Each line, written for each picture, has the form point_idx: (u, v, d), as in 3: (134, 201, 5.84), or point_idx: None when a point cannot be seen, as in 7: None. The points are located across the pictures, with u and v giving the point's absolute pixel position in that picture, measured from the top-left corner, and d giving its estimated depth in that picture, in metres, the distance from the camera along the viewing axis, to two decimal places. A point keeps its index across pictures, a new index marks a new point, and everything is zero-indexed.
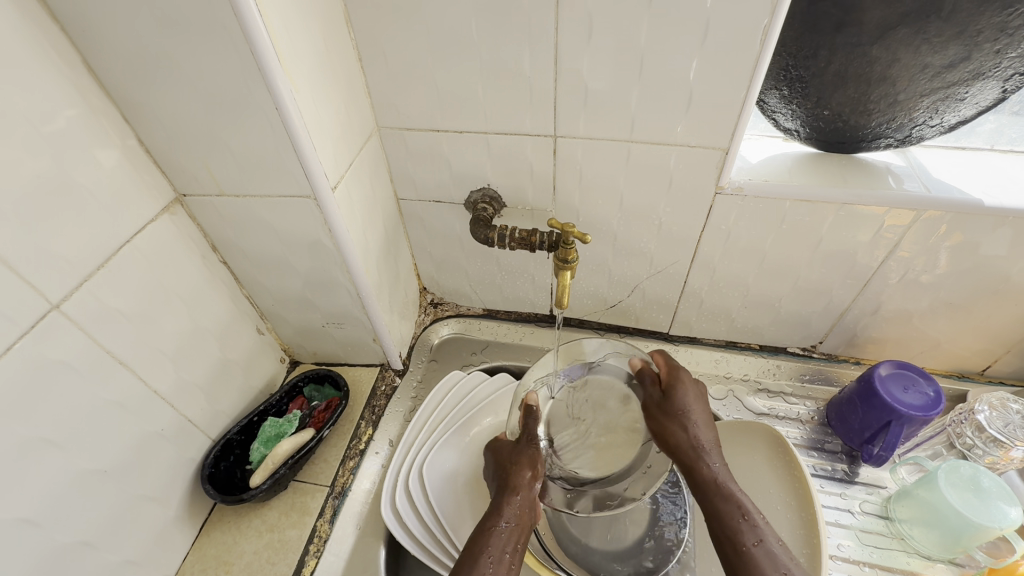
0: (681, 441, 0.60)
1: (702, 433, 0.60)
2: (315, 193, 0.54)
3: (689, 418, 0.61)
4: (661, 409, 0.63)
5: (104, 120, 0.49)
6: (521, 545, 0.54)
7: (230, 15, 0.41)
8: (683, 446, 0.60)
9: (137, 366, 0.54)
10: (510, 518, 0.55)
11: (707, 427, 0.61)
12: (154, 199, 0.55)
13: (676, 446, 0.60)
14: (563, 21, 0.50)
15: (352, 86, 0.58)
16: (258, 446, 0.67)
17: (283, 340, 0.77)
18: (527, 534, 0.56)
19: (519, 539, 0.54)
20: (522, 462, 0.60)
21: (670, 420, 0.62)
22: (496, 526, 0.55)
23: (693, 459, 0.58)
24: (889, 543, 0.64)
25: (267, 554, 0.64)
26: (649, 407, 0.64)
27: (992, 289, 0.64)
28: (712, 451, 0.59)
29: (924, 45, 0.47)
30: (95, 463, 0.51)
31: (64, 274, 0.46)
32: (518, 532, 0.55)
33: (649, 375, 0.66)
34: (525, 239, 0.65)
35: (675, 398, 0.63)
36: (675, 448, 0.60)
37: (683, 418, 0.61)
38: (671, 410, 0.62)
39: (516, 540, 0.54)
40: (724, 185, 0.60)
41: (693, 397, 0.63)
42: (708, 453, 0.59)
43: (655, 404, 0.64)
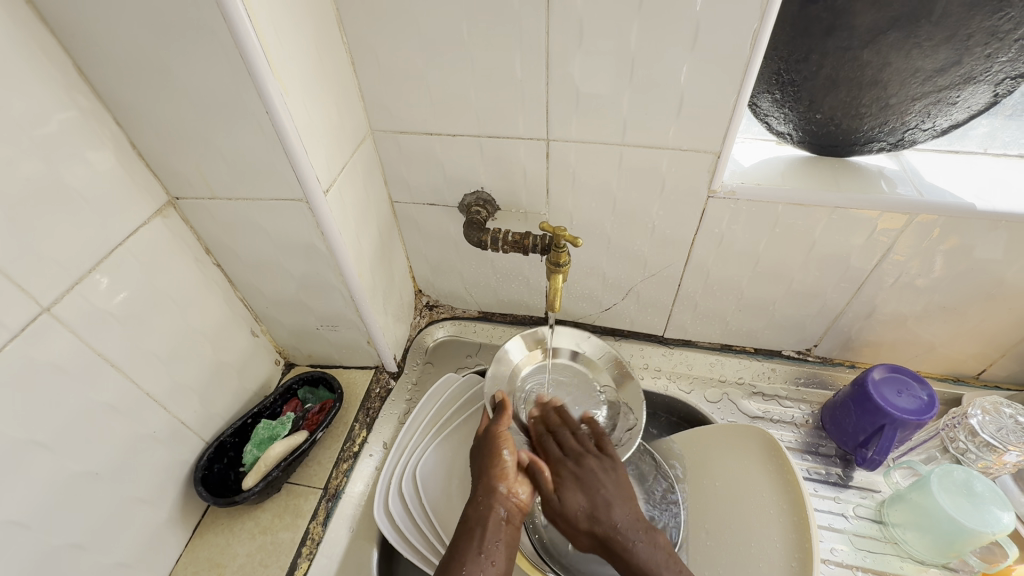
0: (568, 510, 0.57)
1: (578, 499, 0.57)
2: (307, 197, 0.54)
3: (608, 490, 0.58)
4: (575, 475, 0.60)
5: (97, 124, 0.49)
6: (502, 543, 0.53)
7: (219, 19, 0.42)
8: (601, 525, 0.55)
9: (130, 369, 0.54)
10: (489, 517, 0.54)
11: (626, 506, 0.56)
12: (147, 203, 0.55)
13: (603, 533, 0.54)
14: (554, 25, 0.51)
15: (345, 89, 0.58)
16: (252, 448, 0.67)
17: (278, 343, 0.78)
18: (513, 530, 0.55)
19: (504, 536, 0.54)
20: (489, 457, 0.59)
21: (569, 495, 0.58)
22: (475, 525, 0.54)
23: (620, 536, 0.54)
24: (883, 547, 0.64)
25: (260, 556, 0.64)
26: (559, 475, 0.60)
27: (986, 293, 0.64)
28: (615, 503, 0.56)
29: (915, 49, 0.47)
30: (87, 465, 0.51)
31: (56, 277, 0.47)
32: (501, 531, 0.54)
33: (541, 466, 0.60)
34: (518, 242, 0.65)
35: (591, 471, 0.59)
36: (587, 517, 0.56)
37: (591, 491, 0.57)
38: (567, 479, 0.59)
39: (496, 539, 0.53)
40: (716, 188, 0.60)
41: (608, 460, 0.61)
42: (628, 533, 0.54)
43: (556, 474, 0.60)
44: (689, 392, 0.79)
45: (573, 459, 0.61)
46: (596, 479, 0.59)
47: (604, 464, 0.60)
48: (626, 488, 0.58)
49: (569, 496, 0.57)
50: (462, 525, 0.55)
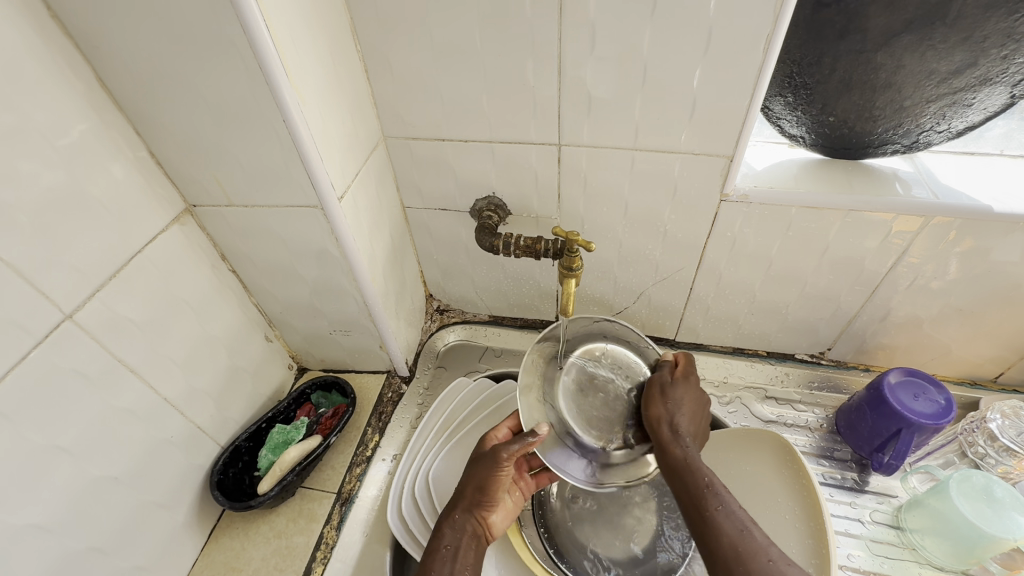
0: (660, 415, 0.56)
1: (662, 411, 0.56)
2: (322, 203, 0.55)
3: (681, 411, 0.56)
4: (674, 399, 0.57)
5: (116, 134, 0.50)
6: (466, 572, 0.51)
7: (237, 30, 0.42)
8: (668, 434, 0.54)
9: (147, 375, 0.55)
10: (460, 540, 0.53)
11: (695, 421, 0.56)
12: (165, 211, 0.56)
13: (665, 431, 0.54)
14: (566, 32, 0.51)
15: (358, 96, 0.58)
16: (267, 452, 0.68)
17: (291, 348, 0.78)
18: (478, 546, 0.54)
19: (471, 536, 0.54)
20: (482, 475, 0.56)
21: (656, 410, 0.57)
22: (446, 546, 0.52)
23: (678, 444, 0.52)
24: (901, 553, 0.63)
25: (275, 561, 0.64)
26: (658, 390, 0.59)
27: (1003, 295, 0.63)
28: (692, 428, 0.55)
29: (930, 52, 0.47)
30: (106, 469, 0.52)
31: (77, 285, 0.47)
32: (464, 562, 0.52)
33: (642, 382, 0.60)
34: (530, 246, 0.66)
35: (680, 388, 0.58)
36: (662, 423, 0.55)
37: (673, 406, 0.56)
38: (653, 392, 0.59)
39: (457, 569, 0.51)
40: (729, 192, 0.60)
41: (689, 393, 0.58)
42: (687, 438, 0.53)
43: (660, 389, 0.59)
44: None
45: (670, 382, 0.59)
46: (683, 407, 0.56)
47: (690, 401, 0.57)
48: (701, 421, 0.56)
49: (654, 409, 0.57)
50: (434, 539, 0.53)
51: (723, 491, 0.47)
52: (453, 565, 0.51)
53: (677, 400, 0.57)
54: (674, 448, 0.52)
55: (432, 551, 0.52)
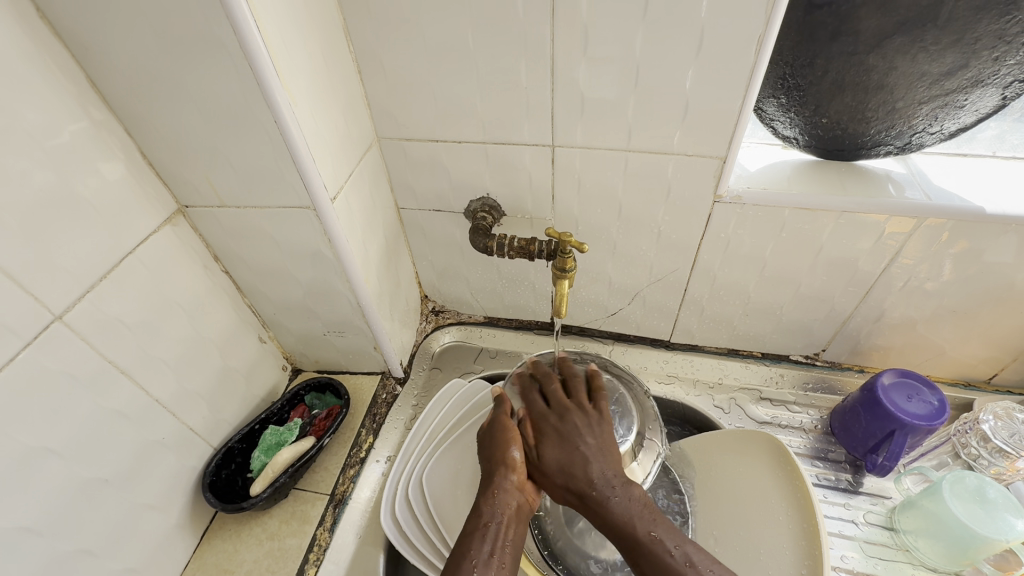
0: (545, 467, 0.53)
1: (555, 455, 0.53)
2: (314, 204, 0.55)
3: (586, 443, 0.54)
4: (557, 431, 0.55)
5: (108, 134, 0.50)
6: (509, 547, 0.50)
7: (228, 30, 0.42)
8: (578, 481, 0.52)
9: (139, 376, 0.55)
10: (500, 518, 0.51)
11: (595, 448, 0.53)
12: (157, 212, 0.56)
13: (578, 474, 0.52)
14: (558, 33, 0.51)
15: (351, 97, 0.58)
16: (260, 453, 0.67)
17: (285, 349, 0.78)
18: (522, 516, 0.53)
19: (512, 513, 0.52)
20: (501, 449, 0.56)
21: (550, 454, 0.54)
22: (486, 524, 0.50)
23: (597, 491, 0.51)
24: (895, 554, 0.63)
25: (267, 562, 0.64)
26: (539, 430, 0.56)
27: (996, 296, 0.63)
28: (593, 458, 0.52)
29: (922, 53, 0.47)
30: (96, 471, 0.52)
31: (67, 285, 0.47)
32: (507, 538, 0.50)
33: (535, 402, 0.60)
34: (524, 248, 0.66)
35: (573, 418, 0.56)
36: (563, 472, 0.52)
37: (577, 442, 0.54)
38: (547, 435, 0.55)
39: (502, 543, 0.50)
40: (722, 194, 0.60)
41: (595, 415, 0.57)
42: (604, 486, 0.51)
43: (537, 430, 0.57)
44: (697, 398, 0.78)
45: (554, 412, 0.57)
46: (576, 438, 0.54)
47: (589, 420, 0.56)
48: (606, 442, 0.54)
49: (548, 454, 0.54)
50: (473, 520, 0.52)
51: (660, 538, 0.47)
52: (493, 543, 0.49)
53: (565, 435, 0.55)
54: (597, 499, 0.50)
55: (471, 531, 0.50)
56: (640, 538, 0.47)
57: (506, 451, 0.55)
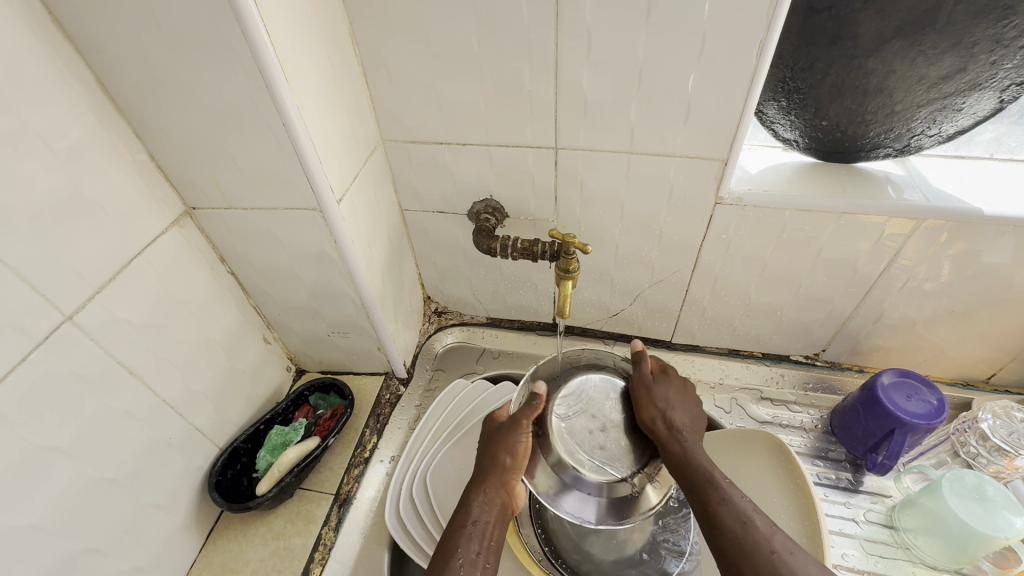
0: (646, 403, 0.58)
1: (659, 398, 0.58)
2: (321, 205, 0.55)
3: (682, 405, 0.59)
4: (658, 388, 0.60)
5: (116, 137, 0.50)
6: (493, 545, 0.52)
7: (238, 35, 0.43)
8: (666, 421, 0.56)
9: (146, 376, 0.55)
10: (487, 518, 0.54)
11: (687, 415, 0.58)
12: (165, 213, 0.56)
13: (669, 415, 0.57)
14: (562, 37, 0.52)
15: (357, 100, 0.59)
16: (265, 454, 0.68)
17: (289, 350, 0.78)
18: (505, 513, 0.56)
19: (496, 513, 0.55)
20: (499, 451, 0.58)
21: (654, 393, 0.59)
22: (473, 523, 0.53)
23: (680, 434, 0.55)
24: (895, 552, 0.64)
25: (273, 562, 0.64)
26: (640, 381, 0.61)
27: (994, 297, 0.64)
28: (686, 415, 0.58)
29: (920, 57, 0.48)
30: (105, 470, 0.52)
31: (77, 286, 0.48)
32: (491, 534, 0.53)
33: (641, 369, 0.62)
34: (527, 249, 0.66)
35: (677, 383, 0.61)
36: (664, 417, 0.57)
37: (668, 402, 0.58)
38: (651, 379, 0.61)
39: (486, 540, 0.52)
40: (723, 195, 0.61)
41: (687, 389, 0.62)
42: (685, 433, 0.55)
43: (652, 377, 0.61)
44: (699, 398, 0.79)
45: (665, 373, 0.63)
46: (678, 396, 0.60)
47: (686, 394, 0.61)
48: (693, 414, 0.60)
49: (651, 393, 0.59)
50: (459, 517, 0.54)
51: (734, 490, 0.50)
52: (480, 543, 0.51)
53: (669, 388, 0.60)
54: (679, 439, 0.55)
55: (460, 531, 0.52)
56: (713, 476, 0.51)
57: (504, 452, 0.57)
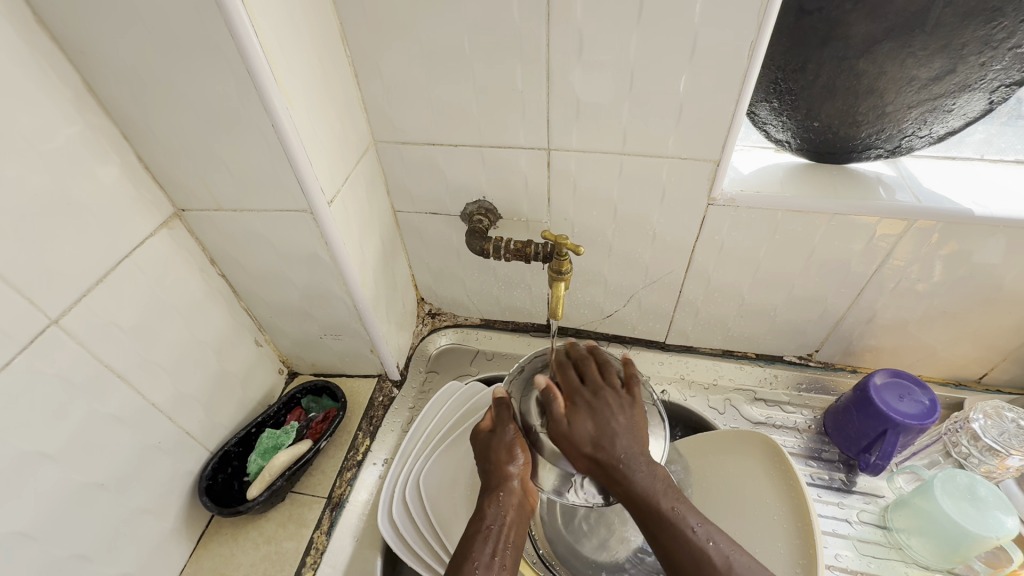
0: (574, 438, 0.51)
1: (587, 428, 0.51)
2: (311, 207, 0.55)
3: (617, 422, 0.51)
4: (587, 404, 0.53)
5: (104, 139, 0.50)
6: (510, 548, 0.52)
7: (225, 35, 0.42)
8: (606, 452, 0.49)
9: (135, 380, 0.55)
10: (501, 520, 0.53)
11: (633, 432, 0.51)
12: (153, 215, 0.56)
13: (609, 445, 0.50)
14: (553, 38, 0.52)
15: (348, 101, 0.59)
16: (256, 457, 0.67)
17: (282, 352, 0.78)
18: (521, 513, 0.55)
19: (512, 516, 0.54)
20: (500, 458, 0.57)
21: (582, 425, 0.51)
22: (488, 527, 0.53)
23: (622, 466, 0.48)
24: (888, 552, 0.64)
25: (264, 566, 0.64)
26: (572, 402, 0.53)
27: (985, 297, 0.64)
28: (625, 433, 0.50)
29: (910, 58, 0.48)
30: (92, 476, 0.52)
31: (63, 289, 0.47)
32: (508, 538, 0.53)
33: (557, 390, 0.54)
34: (520, 250, 0.66)
35: (607, 396, 0.53)
36: (592, 446, 0.50)
37: (604, 418, 0.51)
38: (580, 406, 0.53)
39: (503, 544, 0.52)
40: (716, 196, 0.61)
41: (626, 396, 0.54)
42: (626, 463, 0.48)
43: (570, 403, 0.53)
44: (693, 400, 0.79)
45: (589, 388, 0.55)
46: (610, 414, 0.52)
47: (622, 400, 0.53)
48: (638, 421, 0.52)
49: (579, 425, 0.51)
50: (475, 522, 0.54)
51: (684, 513, 0.47)
52: (495, 545, 0.52)
53: (602, 409, 0.52)
54: (623, 474, 0.48)
55: (476, 533, 0.52)
56: (664, 512, 0.47)
57: (508, 461, 0.56)
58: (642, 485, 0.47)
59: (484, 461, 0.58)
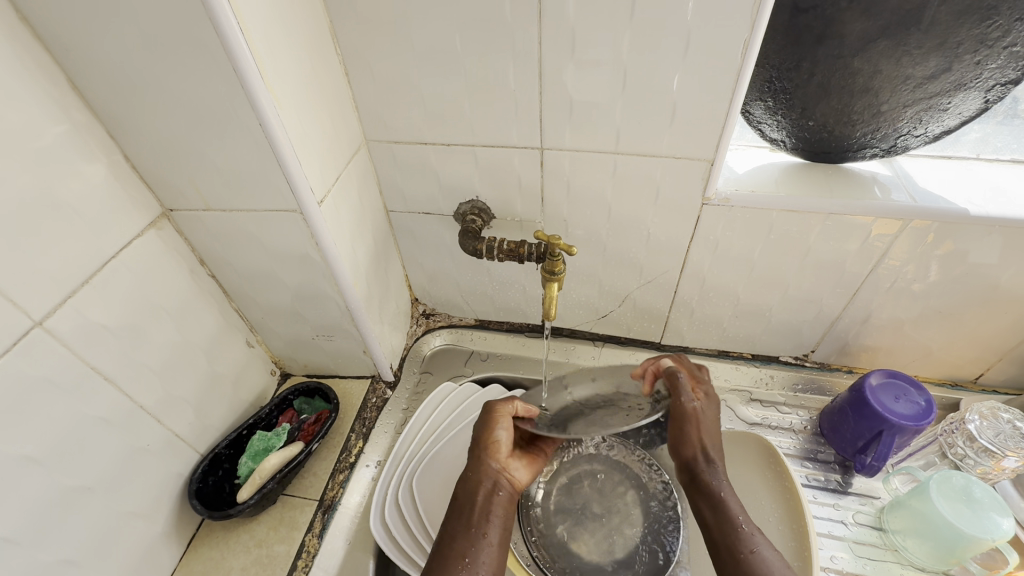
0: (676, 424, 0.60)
1: (705, 421, 0.60)
2: (301, 207, 0.54)
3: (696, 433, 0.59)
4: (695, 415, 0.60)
5: (90, 138, 0.49)
6: (495, 517, 0.54)
7: (212, 33, 0.42)
8: (699, 449, 0.58)
9: (124, 382, 0.54)
10: (485, 494, 0.55)
11: (718, 441, 0.59)
12: (141, 216, 0.55)
13: (702, 447, 0.58)
14: (546, 37, 0.51)
15: (339, 99, 0.58)
16: (247, 460, 0.67)
17: (274, 353, 0.77)
18: (502, 502, 0.56)
19: (494, 508, 0.55)
20: (489, 429, 0.59)
21: (698, 422, 0.59)
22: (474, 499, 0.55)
23: (705, 462, 0.57)
24: (883, 554, 0.63)
25: (256, 569, 0.63)
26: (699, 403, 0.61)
27: (981, 297, 0.64)
28: (716, 440, 0.59)
29: (906, 57, 0.48)
30: (80, 479, 0.51)
31: (48, 291, 0.47)
32: (493, 509, 0.55)
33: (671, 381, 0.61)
34: (514, 250, 0.66)
35: (714, 406, 0.61)
36: (687, 443, 0.59)
37: (707, 424, 0.60)
38: (703, 406, 0.61)
39: (487, 514, 0.54)
40: (710, 196, 0.61)
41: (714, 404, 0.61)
42: (715, 462, 0.57)
43: (704, 398, 0.61)
44: None
45: (704, 392, 0.62)
46: (710, 421, 0.60)
47: (708, 407, 0.61)
48: (719, 431, 0.60)
49: (695, 424, 0.60)
50: (455, 498, 0.56)
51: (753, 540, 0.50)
52: (482, 514, 0.54)
53: (712, 413, 0.61)
54: (702, 468, 0.57)
55: (459, 531, 0.52)
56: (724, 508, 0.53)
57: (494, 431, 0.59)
58: (721, 486, 0.55)
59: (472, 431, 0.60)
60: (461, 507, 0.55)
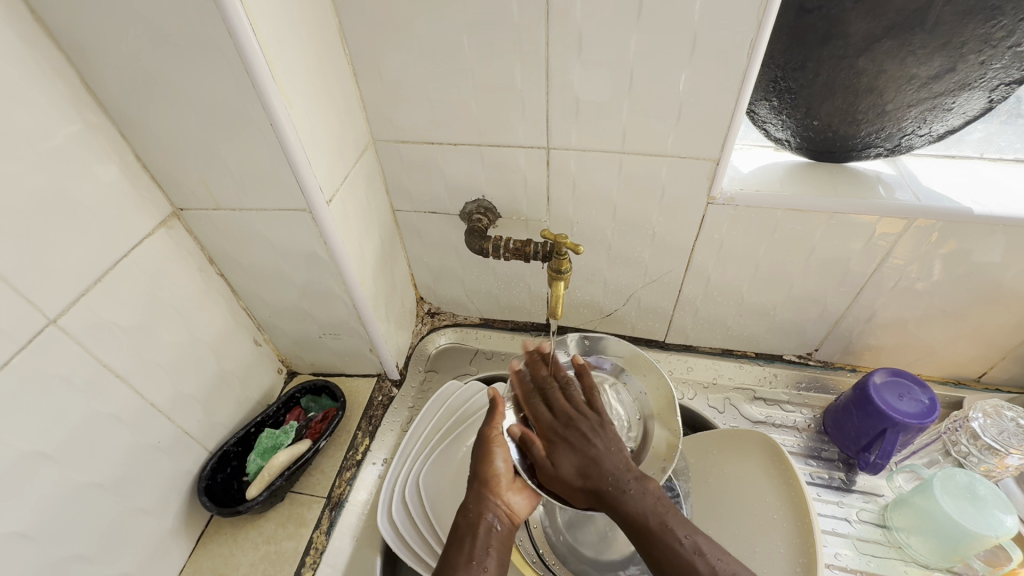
0: (562, 474, 0.55)
1: (568, 463, 0.56)
2: (310, 207, 0.55)
3: (595, 446, 0.56)
4: (562, 438, 0.58)
5: (102, 138, 0.50)
6: (492, 551, 0.53)
7: (223, 34, 0.42)
8: (593, 479, 0.53)
9: (135, 380, 0.55)
10: (481, 531, 0.54)
11: (620, 458, 0.55)
12: (152, 214, 0.56)
13: (594, 472, 0.54)
14: (553, 37, 0.51)
15: (346, 99, 0.58)
16: (255, 457, 0.67)
17: (281, 351, 0.78)
18: (502, 535, 0.55)
19: (493, 542, 0.54)
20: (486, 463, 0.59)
21: (565, 461, 0.56)
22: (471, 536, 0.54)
23: (610, 488, 0.52)
24: (888, 551, 0.64)
25: (264, 566, 0.64)
26: (550, 440, 0.59)
27: (985, 296, 0.64)
28: (605, 455, 0.55)
29: (910, 57, 0.48)
30: (91, 475, 0.51)
31: (61, 289, 0.47)
32: (490, 544, 0.54)
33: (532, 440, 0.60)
34: (520, 249, 0.66)
35: (589, 424, 0.58)
36: (580, 475, 0.54)
37: (597, 447, 0.56)
38: (556, 443, 0.58)
39: (482, 549, 0.53)
40: (715, 195, 0.61)
41: (598, 419, 0.59)
42: (627, 484, 0.52)
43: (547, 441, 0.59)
44: (692, 399, 0.79)
45: (558, 421, 0.60)
46: (586, 443, 0.56)
47: (595, 424, 0.58)
48: (614, 443, 0.56)
49: (562, 460, 0.56)
50: (453, 532, 0.56)
51: (672, 526, 0.49)
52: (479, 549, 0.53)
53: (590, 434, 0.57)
54: (613, 496, 0.52)
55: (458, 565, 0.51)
56: (653, 526, 0.49)
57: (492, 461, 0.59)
58: (638, 503, 0.51)
59: (472, 467, 0.60)
60: (460, 538, 0.54)
